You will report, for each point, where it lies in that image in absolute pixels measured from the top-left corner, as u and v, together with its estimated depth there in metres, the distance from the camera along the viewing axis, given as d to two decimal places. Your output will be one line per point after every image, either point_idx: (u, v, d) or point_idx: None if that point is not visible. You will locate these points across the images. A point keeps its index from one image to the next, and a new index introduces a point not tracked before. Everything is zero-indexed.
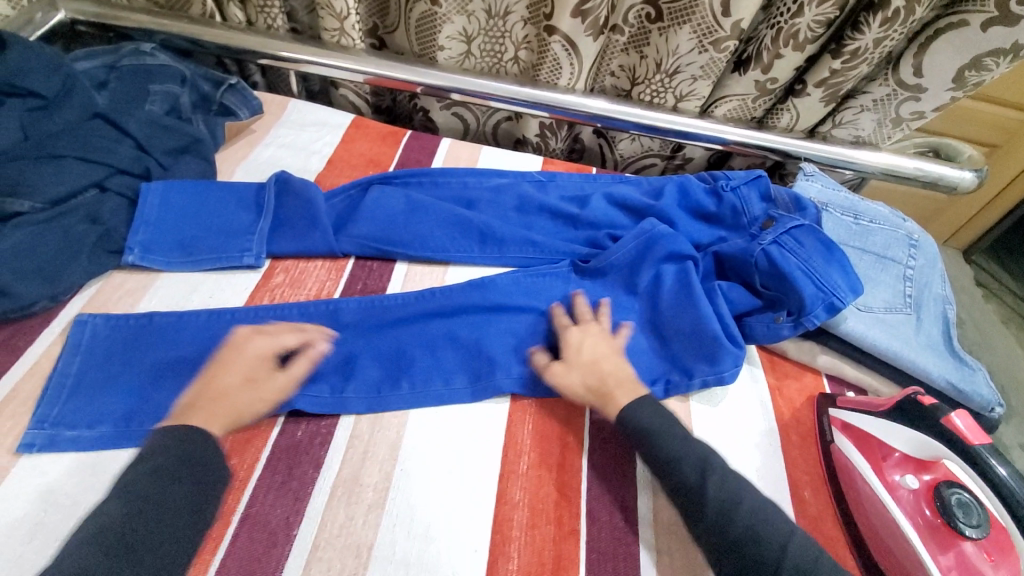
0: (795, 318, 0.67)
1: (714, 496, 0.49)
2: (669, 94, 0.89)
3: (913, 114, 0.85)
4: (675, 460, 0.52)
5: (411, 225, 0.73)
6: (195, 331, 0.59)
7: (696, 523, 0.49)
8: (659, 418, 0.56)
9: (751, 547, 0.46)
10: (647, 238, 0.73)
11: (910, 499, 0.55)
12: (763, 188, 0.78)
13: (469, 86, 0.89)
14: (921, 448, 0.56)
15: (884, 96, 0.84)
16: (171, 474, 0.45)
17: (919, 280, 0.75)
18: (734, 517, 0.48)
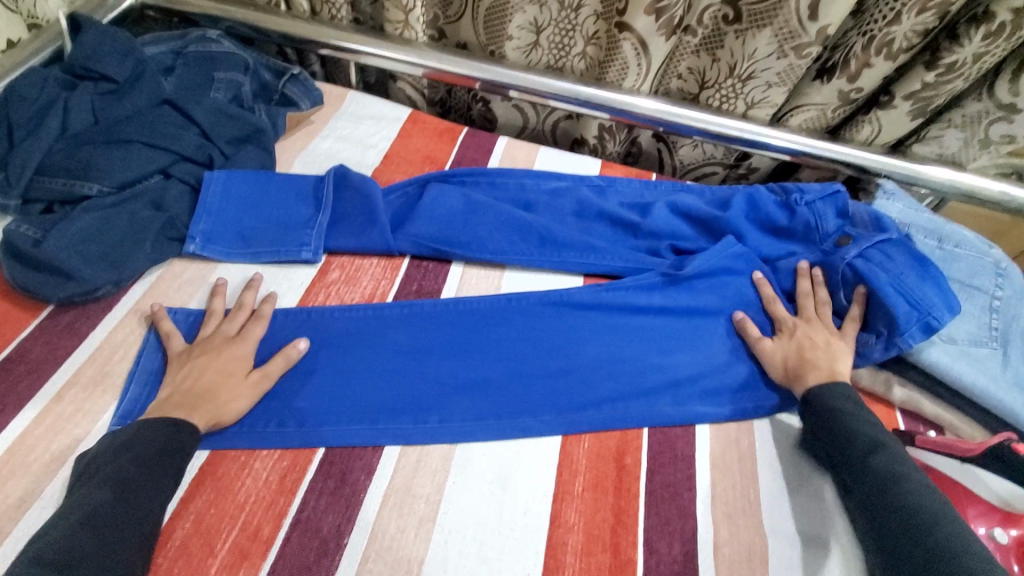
0: (887, 338, 0.62)
1: (881, 468, 0.50)
2: (740, 99, 0.85)
3: (1003, 137, 0.78)
4: (851, 436, 0.53)
5: (469, 224, 0.72)
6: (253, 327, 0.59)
7: (862, 487, 0.50)
8: (854, 404, 0.57)
9: (913, 511, 0.46)
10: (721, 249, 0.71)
11: (997, 554, 0.51)
12: (840, 203, 0.74)
13: (531, 84, 0.87)
14: (1013, 499, 0.52)
15: (975, 113, 0.78)
16: (146, 470, 0.45)
17: (1007, 312, 0.69)
18: (898, 485, 0.48)
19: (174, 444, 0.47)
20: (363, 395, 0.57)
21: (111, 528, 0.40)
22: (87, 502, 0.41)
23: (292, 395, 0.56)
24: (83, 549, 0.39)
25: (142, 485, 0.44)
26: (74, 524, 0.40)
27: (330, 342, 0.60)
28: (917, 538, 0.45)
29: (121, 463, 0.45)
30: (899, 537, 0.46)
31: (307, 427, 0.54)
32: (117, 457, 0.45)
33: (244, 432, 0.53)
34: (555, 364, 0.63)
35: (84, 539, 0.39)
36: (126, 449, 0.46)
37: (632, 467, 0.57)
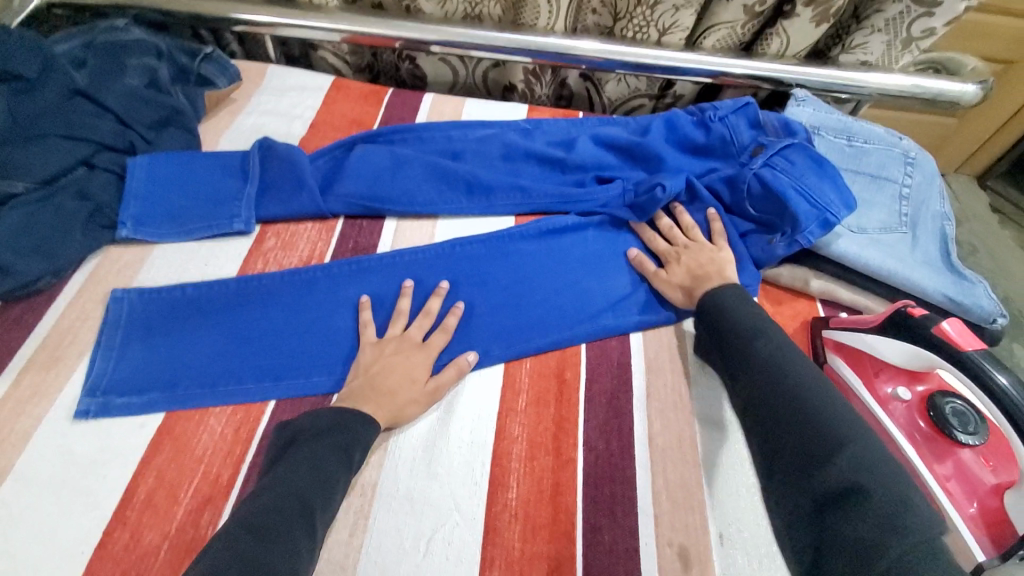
0: (790, 237, 0.66)
1: (761, 350, 0.51)
2: (652, 27, 0.87)
3: (924, 32, 0.81)
4: (735, 325, 0.55)
5: (398, 180, 0.74)
6: (213, 298, 0.62)
7: (742, 371, 0.52)
8: (738, 300, 0.58)
9: (783, 390, 0.47)
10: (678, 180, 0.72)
11: (904, 411, 0.55)
12: (751, 115, 0.77)
13: (449, 37, 0.88)
14: (914, 360, 0.55)
15: (896, 15, 0.80)
16: (330, 458, 0.47)
17: (916, 198, 0.73)
18: (772, 369, 0.49)
19: (359, 438, 0.50)
20: (313, 347, 0.60)
21: (297, 510, 0.42)
22: (283, 481, 0.44)
23: (244, 358, 0.58)
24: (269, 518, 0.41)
25: (327, 473, 0.46)
26: (270, 498, 0.43)
27: (282, 301, 0.63)
28: (788, 410, 0.46)
29: (310, 448, 0.48)
30: (773, 409, 0.47)
31: (266, 383, 0.57)
32: (308, 442, 0.48)
33: (221, 397, 0.56)
34: (495, 297, 0.66)
35: (275, 513, 0.41)
36: (322, 435, 0.49)
37: (573, 380, 0.60)
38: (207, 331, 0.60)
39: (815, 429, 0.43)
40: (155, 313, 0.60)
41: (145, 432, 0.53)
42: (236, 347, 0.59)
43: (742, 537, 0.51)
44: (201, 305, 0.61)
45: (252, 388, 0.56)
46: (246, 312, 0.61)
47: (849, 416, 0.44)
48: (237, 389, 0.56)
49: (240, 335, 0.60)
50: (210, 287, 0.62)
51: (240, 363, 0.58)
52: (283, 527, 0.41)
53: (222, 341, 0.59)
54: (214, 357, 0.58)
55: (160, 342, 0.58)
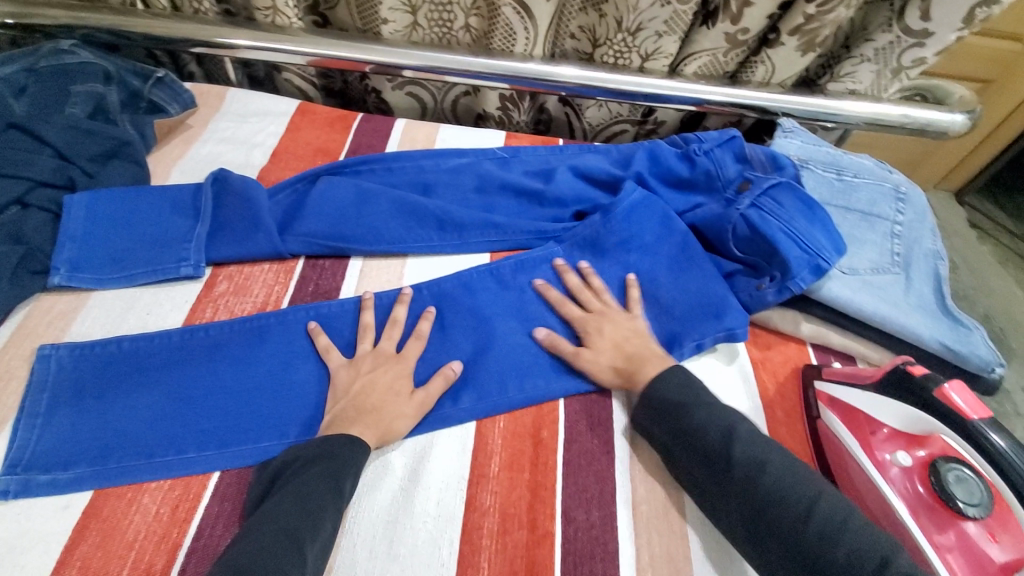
0: (778, 282, 0.62)
1: (741, 457, 0.49)
2: (634, 52, 0.83)
3: (914, 61, 0.79)
4: (702, 428, 0.52)
5: (364, 216, 0.69)
6: (154, 354, 0.56)
7: (727, 490, 0.49)
8: (686, 389, 0.55)
9: (776, 512, 0.46)
10: (632, 199, 0.70)
11: (902, 478, 0.52)
12: (737, 149, 0.73)
13: (422, 61, 0.83)
14: (914, 423, 0.52)
15: (885, 44, 0.78)
16: (318, 487, 0.45)
17: (907, 236, 0.70)
18: (761, 484, 0.47)
19: (349, 462, 0.48)
20: (265, 407, 0.55)
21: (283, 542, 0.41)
22: (270, 516, 0.43)
23: (188, 422, 0.53)
24: (247, 555, 0.40)
25: (316, 502, 0.44)
26: (253, 538, 0.41)
27: (232, 356, 0.57)
28: (798, 541, 0.44)
29: (294, 480, 0.46)
30: (782, 537, 0.45)
31: (211, 452, 0.51)
32: (294, 475, 0.47)
33: (159, 469, 0.50)
34: (468, 347, 0.61)
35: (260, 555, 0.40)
36: (307, 466, 0.47)
37: (548, 439, 0.56)
38: (145, 393, 0.54)
39: (835, 559, 0.42)
40: (85, 372, 0.54)
41: (70, 513, 0.47)
42: (178, 410, 0.53)
43: None
44: (140, 362, 0.55)
45: (195, 458, 0.51)
46: (191, 368, 0.56)
47: (862, 530, 0.44)
48: (177, 459, 0.51)
49: (183, 396, 0.54)
50: (151, 341, 0.56)
51: (182, 428, 0.52)
52: (266, 564, 0.39)
53: (161, 404, 0.53)
54: (153, 423, 0.52)
55: (93, 405, 0.53)
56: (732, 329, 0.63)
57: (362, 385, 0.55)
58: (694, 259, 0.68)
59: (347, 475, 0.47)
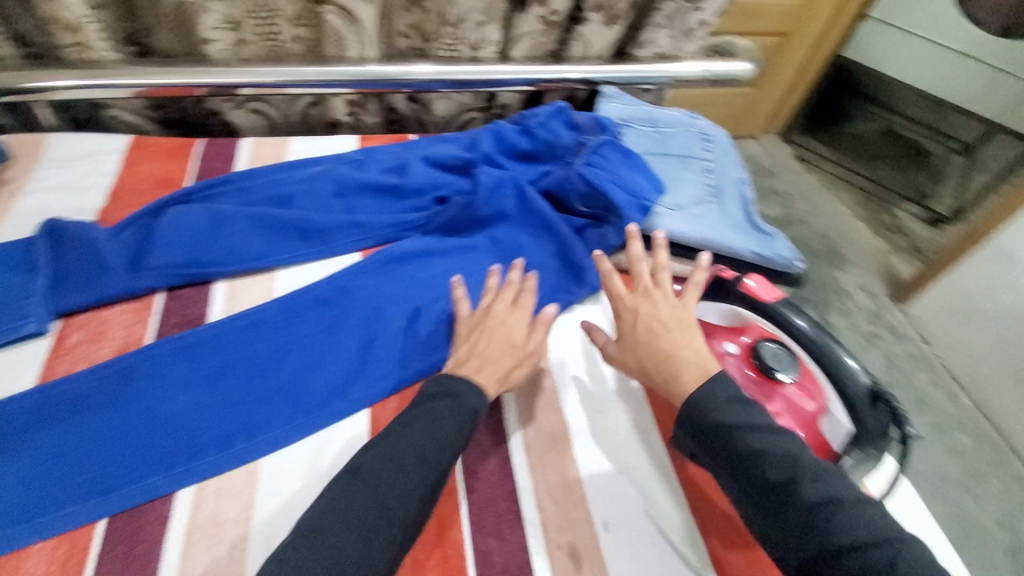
0: (617, 225, 0.72)
1: (810, 496, 0.44)
2: (463, 44, 0.89)
3: (699, 23, 0.93)
4: (764, 459, 0.47)
5: (221, 238, 0.68)
6: (9, 419, 0.53)
7: (784, 521, 0.45)
8: (740, 406, 0.50)
9: (847, 557, 0.42)
10: (488, 177, 0.75)
11: (735, 364, 0.61)
12: (567, 117, 0.82)
13: (258, 77, 0.82)
14: (733, 317, 0.64)
15: (672, 11, 0.90)
16: (413, 449, 0.49)
17: (718, 170, 0.83)
18: (828, 525, 0.43)
19: (445, 431, 0.51)
20: (147, 444, 0.53)
21: (375, 509, 0.46)
22: (365, 479, 0.48)
23: (64, 477, 0.51)
24: (335, 518, 0.45)
25: (408, 462, 0.48)
26: (361, 480, 0.47)
27: (101, 402, 0.55)
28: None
29: (386, 443, 0.50)
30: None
31: (94, 501, 0.50)
32: (398, 432, 0.51)
33: (37, 531, 0.48)
34: (352, 343, 0.62)
35: (354, 520, 0.45)
36: (408, 426, 0.51)
37: None
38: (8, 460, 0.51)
39: None
40: None
41: None
42: (48, 468, 0.51)
43: (622, 517, 0.55)
44: None
45: (77, 511, 0.49)
46: (56, 424, 0.53)
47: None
48: (56, 517, 0.49)
49: (52, 453, 0.52)
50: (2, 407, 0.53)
51: (57, 485, 0.50)
52: (353, 532, 0.44)
53: (30, 466, 0.51)
54: (22, 488, 0.50)
55: None
56: (595, 284, 0.72)
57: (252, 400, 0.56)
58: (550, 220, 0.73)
59: (445, 444, 0.50)
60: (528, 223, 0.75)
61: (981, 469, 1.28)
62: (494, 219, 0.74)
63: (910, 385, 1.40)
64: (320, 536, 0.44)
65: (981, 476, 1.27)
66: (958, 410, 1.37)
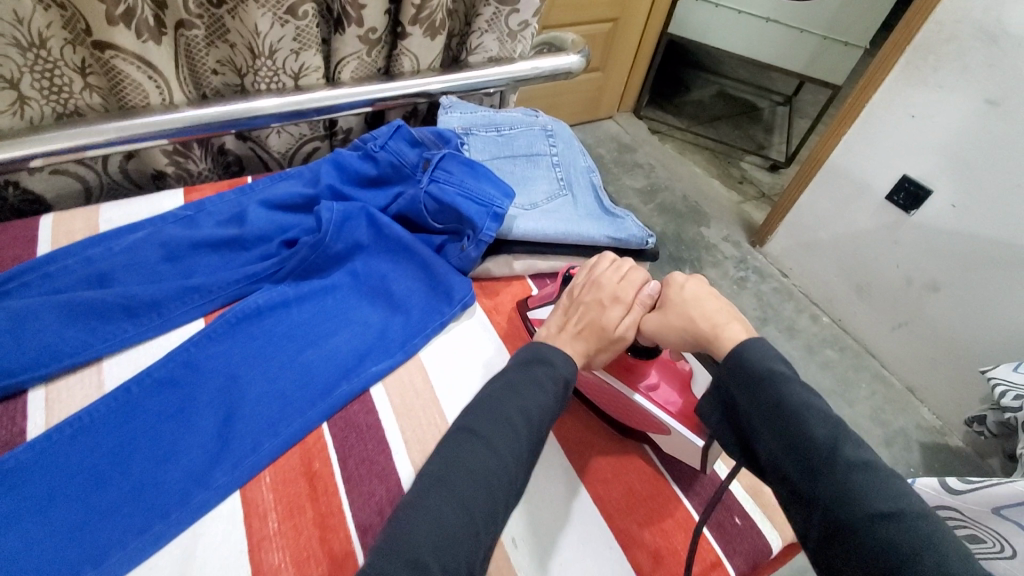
0: (474, 237, 0.71)
1: (849, 459, 0.47)
2: (283, 74, 0.84)
3: (520, 24, 0.94)
4: (809, 421, 0.48)
5: (23, 338, 0.58)
6: None
7: (818, 480, 0.47)
8: (789, 373, 0.51)
9: (873, 517, 0.44)
10: (334, 210, 0.71)
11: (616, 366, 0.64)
12: (407, 135, 0.79)
13: (49, 143, 0.71)
14: None
15: (492, 15, 0.92)
16: (517, 432, 0.51)
17: (564, 163, 0.86)
18: (860, 487, 0.45)
19: (540, 410, 0.53)
20: None
21: (482, 474, 0.48)
22: (488, 438, 0.50)
23: None
24: (457, 478, 0.47)
25: (520, 441, 0.51)
26: (453, 470, 0.48)
27: None
28: (893, 558, 0.43)
29: (508, 399, 0.53)
30: (865, 545, 0.44)
31: None
32: (512, 395, 0.53)
33: None
34: (210, 422, 0.57)
35: (473, 481, 0.47)
36: (527, 395, 0.53)
37: (323, 468, 0.56)
38: None
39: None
40: None
41: None
42: None
43: (527, 529, 0.56)
44: None
45: None
46: None
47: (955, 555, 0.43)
48: None
49: None
50: None
51: None
52: (468, 494, 0.46)
53: None
54: None
55: None
56: (465, 299, 0.71)
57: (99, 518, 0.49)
58: (405, 244, 0.72)
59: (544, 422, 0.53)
60: (385, 250, 0.73)
61: (849, 375, 1.46)
62: (349, 253, 0.71)
63: (781, 317, 1.56)
64: (433, 501, 0.46)
65: (852, 382, 1.44)
66: (822, 329, 1.55)
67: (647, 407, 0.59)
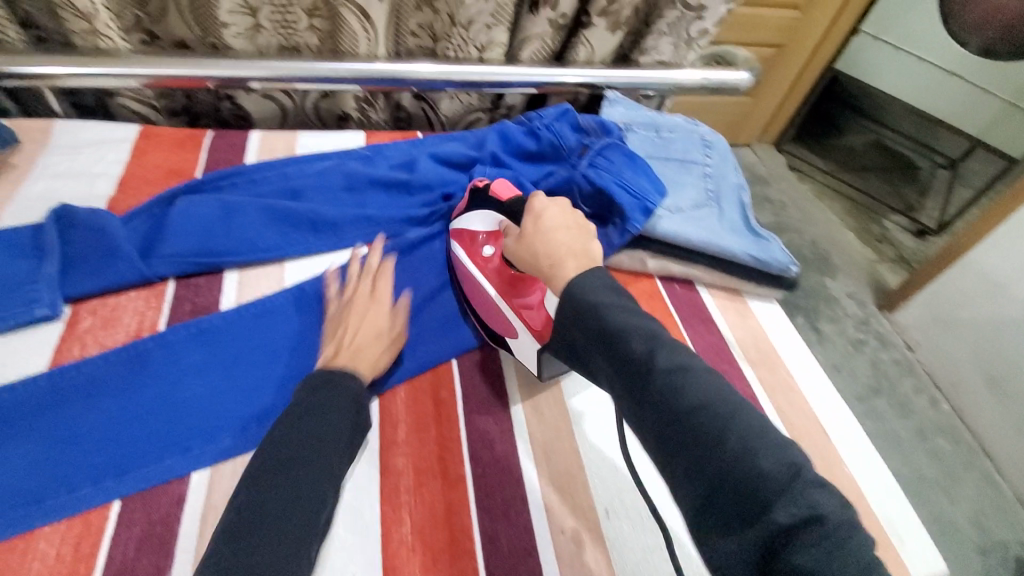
0: (621, 225, 0.73)
1: (665, 367, 0.39)
2: (471, 45, 0.91)
3: (700, 33, 0.95)
4: (626, 334, 0.41)
5: (231, 228, 0.69)
6: (23, 403, 0.53)
7: (642, 399, 0.40)
8: (610, 292, 0.45)
9: (699, 418, 0.37)
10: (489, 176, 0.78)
11: (490, 264, 0.66)
12: (572, 120, 0.83)
13: (269, 71, 0.83)
14: (489, 221, 0.67)
15: (676, 19, 0.92)
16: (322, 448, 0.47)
17: (717, 175, 0.85)
18: (680, 392, 0.38)
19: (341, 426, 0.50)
20: (158, 428, 0.54)
21: (297, 490, 0.44)
22: (292, 461, 0.46)
23: (75, 461, 0.51)
24: (272, 499, 0.44)
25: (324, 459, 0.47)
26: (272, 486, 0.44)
27: (113, 385, 0.56)
28: (708, 450, 0.36)
29: (306, 422, 0.49)
30: (691, 449, 0.37)
31: (105, 484, 0.50)
32: (294, 425, 0.48)
33: (51, 512, 0.48)
34: None
35: (284, 504, 0.44)
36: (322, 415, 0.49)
37: (447, 396, 0.63)
38: (24, 440, 0.52)
39: (752, 469, 0.34)
40: None
41: None
42: (66, 450, 0.52)
43: (624, 506, 0.58)
44: (5, 415, 0.52)
45: (91, 492, 0.50)
46: (68, 407, 0.54)
47: (772, 445, 0.35)
48: (71, 498, 0.49)
49: (65, 436, 0.53)
50: (16, 391, 0.53)
51: (72, 468, 0.51)
52: (279, 514, 0.43)
53: (46, 448, 0.52)
54: (38, 469, 0.50)
55: None
56: None
57: None
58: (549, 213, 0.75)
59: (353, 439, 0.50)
60: None
61: (958, 472, 1.32)
62: None
63: (895, 391, 1.43)
64: (257, 514, 0.42)
65: (959, 480, 1.30)
66: (940, 416, 1.41)
67: (511, 320, 0.62)
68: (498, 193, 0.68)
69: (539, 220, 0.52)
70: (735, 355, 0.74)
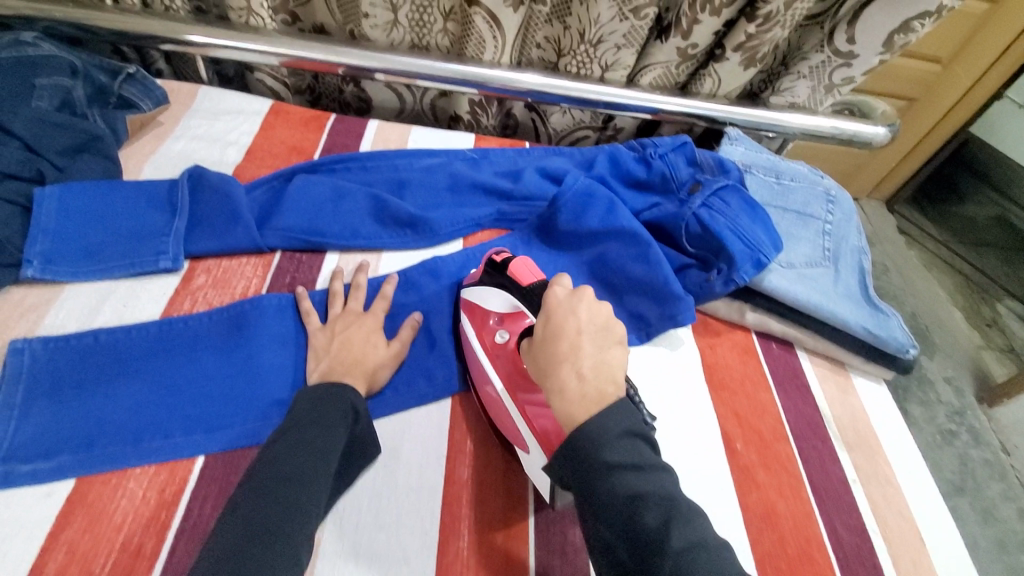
0: (726, 274, 0.69)
1: (619, 468, 0.42)
2: (595, 63, 0.89)
3: (843, 80, 0.88)
4: (588, 430, 0.44)
5: (339, 213, 0.71)
6: (136, 344, 0.57)
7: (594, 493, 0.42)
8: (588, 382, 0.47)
9: (642, 518, 0.40)
10: (575, 189, 0.76)
11: (500, 358, 0.58)
12: (689, 153, 0.80)
13: (395, 65, 0.85)
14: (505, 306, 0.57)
15: (819, 63, 0.87)
16: (317, 449, 0.48)
17: (837, 234, 0.79)
18: (633, 492, 0.41)
19: (336, 430, 0.49)
20: (246, 391, 0.56)
21: (292, 481, 0.45)
22: (290, 463, 0.46)
23: (169, 409, 0.54)
24: (275, 493, 0.44)
25: (320, 466, 0.47)
26: (273, 483, 0.44)
27: (210, 342, 0.59)
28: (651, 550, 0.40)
29: (304, 442, 0.48)
30: (632, 540, 0.40)
31: (193, 437, 0.53)
32: (302, 424, 0.49)
33: (144, 455, 0.51)
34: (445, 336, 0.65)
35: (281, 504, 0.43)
36: (317, 420, 0.50)
37: None
38: (129, 380, 0.55)
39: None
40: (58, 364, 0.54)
41: (54, 500, 0.48)
42: (164, 397, 0.55)
43: None
44: (118, 354, 0.56)
45: (181, 442, 0.52)
46: (171, 356, 0.57)
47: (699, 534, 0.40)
48: (162, 444, 0.52)
49: (163, 384, 0.55)
50: (131, 332, 0.57)
51: (167, 415, 0.54)
52: (281, 512, 0.43)
53: (146, 391, 0.55)
54: (139, 411, 0.53)
55: (69, 396, 0.53)
56: (680, 317, 0.68)
57: (339, 343, 0.59)
58: (637, 239, 0.72)
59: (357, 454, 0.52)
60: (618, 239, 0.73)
61: None
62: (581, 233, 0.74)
63: (981, 494, 1.28)
64: (263, 501, 0.43)
65: None
66: None
67: (519, 425, 0.54)
68: (519, 276, 0.58)
69: (553, 324, 0.49)
70: (831, 434, 0.68)
